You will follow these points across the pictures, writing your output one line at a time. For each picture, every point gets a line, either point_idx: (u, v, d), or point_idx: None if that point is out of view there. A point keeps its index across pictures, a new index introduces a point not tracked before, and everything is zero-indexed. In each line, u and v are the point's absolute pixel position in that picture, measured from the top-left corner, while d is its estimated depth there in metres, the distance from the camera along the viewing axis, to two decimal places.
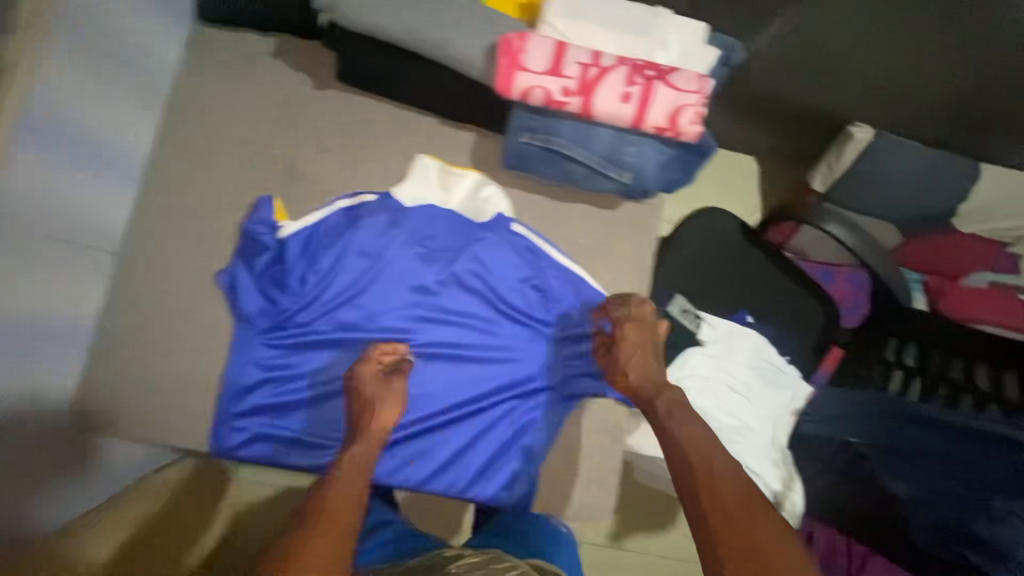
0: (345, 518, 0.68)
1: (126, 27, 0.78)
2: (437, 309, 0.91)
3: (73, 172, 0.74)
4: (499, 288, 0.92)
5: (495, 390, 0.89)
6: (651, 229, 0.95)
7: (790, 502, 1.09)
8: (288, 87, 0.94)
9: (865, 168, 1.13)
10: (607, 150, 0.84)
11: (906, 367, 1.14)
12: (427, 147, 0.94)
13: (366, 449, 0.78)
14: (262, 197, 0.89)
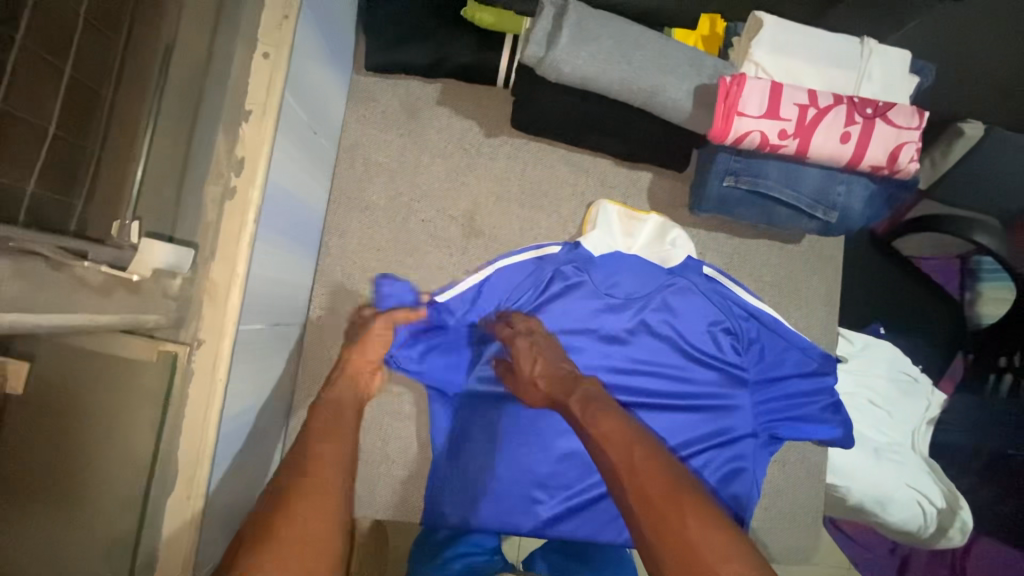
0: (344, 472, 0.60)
1: (314, 93, 0.73)
2: (629, 359, 0.86)
3: (278, 251, 0.70)
4: (690, 335, 0.86)
5: (695, 440, 0.84)
6: (834, 261, 0.93)
7: (958, 518, 1.08)
8: (457, 135, 0.89)
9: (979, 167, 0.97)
10: (815, 191, 0.81)
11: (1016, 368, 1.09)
12: (604, 191, 0.90)
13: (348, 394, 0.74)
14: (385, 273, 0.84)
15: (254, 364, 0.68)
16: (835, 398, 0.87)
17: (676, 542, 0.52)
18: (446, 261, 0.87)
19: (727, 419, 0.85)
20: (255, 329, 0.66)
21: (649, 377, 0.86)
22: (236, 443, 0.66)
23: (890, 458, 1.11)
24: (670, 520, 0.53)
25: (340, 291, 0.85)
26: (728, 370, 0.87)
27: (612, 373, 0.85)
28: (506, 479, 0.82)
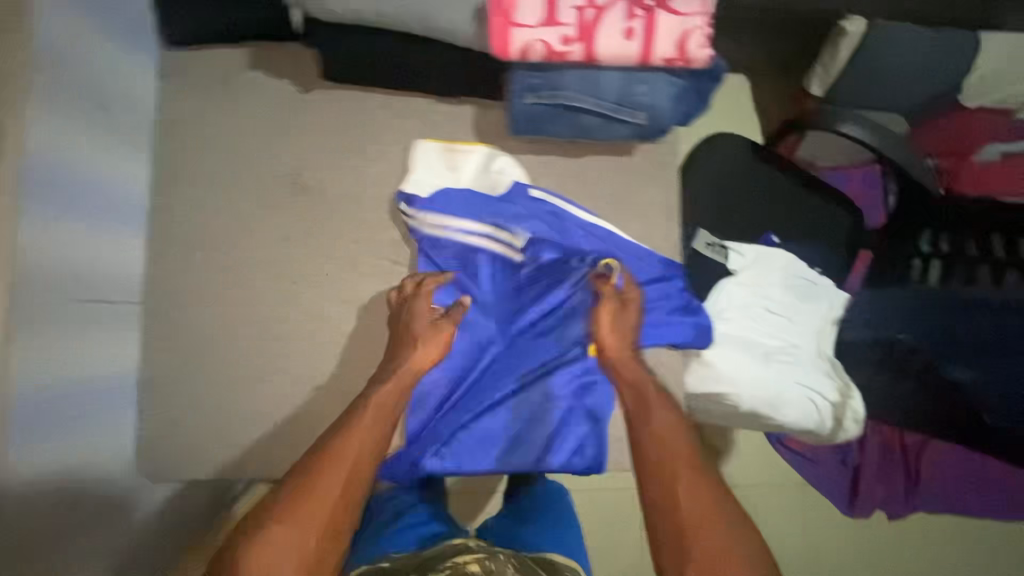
0: (365, 469, 0.63)
1: (93, 69, 0.73)
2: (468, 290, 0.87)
3: (76, 229, 0.71)
4: (523, 258, 0.88)
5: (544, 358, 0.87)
6: (672, 167, 0.92)
7: (851, 410, 1.11)
8: (272, 95, 0.89)
9: (873, 54, 1.09)
10: (617, 94, 0.81)
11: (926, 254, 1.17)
12: (428, 129, 0.90)
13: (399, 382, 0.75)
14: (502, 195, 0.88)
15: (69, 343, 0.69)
16: (683, 302, 0.89)
17: (710, 553, 0.56)
18: (278, 221, 0.88)
19: (574, 334, 0.87)
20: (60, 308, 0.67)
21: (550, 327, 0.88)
22: (54, 420, 0.67)
23: (779, 360, 1.12)
24: (693, 528, 0.59)
25: (176, 266, 0.86)
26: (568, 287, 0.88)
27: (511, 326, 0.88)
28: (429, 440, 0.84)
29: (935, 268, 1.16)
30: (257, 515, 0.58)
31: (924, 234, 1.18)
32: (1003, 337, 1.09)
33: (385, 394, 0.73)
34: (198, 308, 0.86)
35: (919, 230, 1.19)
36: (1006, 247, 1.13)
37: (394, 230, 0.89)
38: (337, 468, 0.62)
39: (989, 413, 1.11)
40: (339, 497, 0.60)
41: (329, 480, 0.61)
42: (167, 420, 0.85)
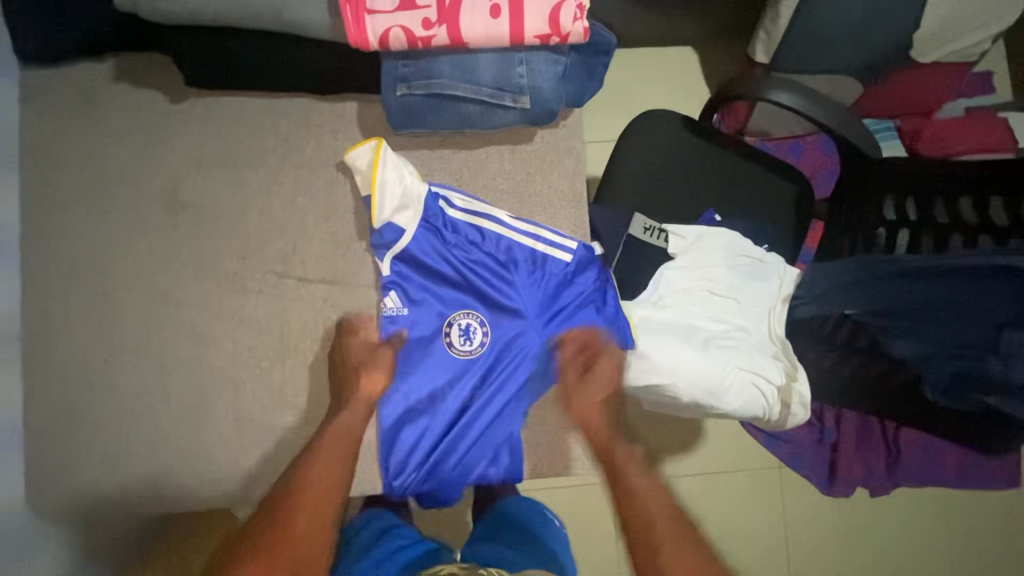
0: (333, 499, 0.69)
1: None
2: (397, 302, 0.83)
3: None
4: (447, 260, 0.83)
5: (472, 367, 0.84)
6: (574, 151, 0.87)
7: (797, 393, 1.05)
8: (142, 108, 0.84)
9: (814, 11, 1.17)
10: (495, 78, 0.74)
11: (893, 222, 1.02)
12: (309, 132, 0.84)
13: (354, 415, 0.77)
14: (428, 197, 0.81)
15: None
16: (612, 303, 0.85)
17: None
18: (157, 242, 0.83)
19: (505, 340, 0.84)
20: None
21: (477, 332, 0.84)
22: None
23: (719, 345, 1.06)
24: None
25: (52, 297, 0.82)
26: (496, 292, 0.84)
27: (542, 320, 0.85)
28: (415, 456, 0.82)
29: (900, 235, 1.01)
30: (254, 530, 0.66)
31: (886, 199, 1.03)
32: (961, 302, 0.86)
33: (347, 421, 0.77)
34: (77, 341, 0.81)
35: (876, 196, 1.03)
36: (975, 210, 0.95)
37: (280, 241, 0.84)
38: (303, 498, 0.68)
39: (929, 385, 0.88)
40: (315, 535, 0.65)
41: (298, 508, 0.67)
42: (54, 462, 0.80)
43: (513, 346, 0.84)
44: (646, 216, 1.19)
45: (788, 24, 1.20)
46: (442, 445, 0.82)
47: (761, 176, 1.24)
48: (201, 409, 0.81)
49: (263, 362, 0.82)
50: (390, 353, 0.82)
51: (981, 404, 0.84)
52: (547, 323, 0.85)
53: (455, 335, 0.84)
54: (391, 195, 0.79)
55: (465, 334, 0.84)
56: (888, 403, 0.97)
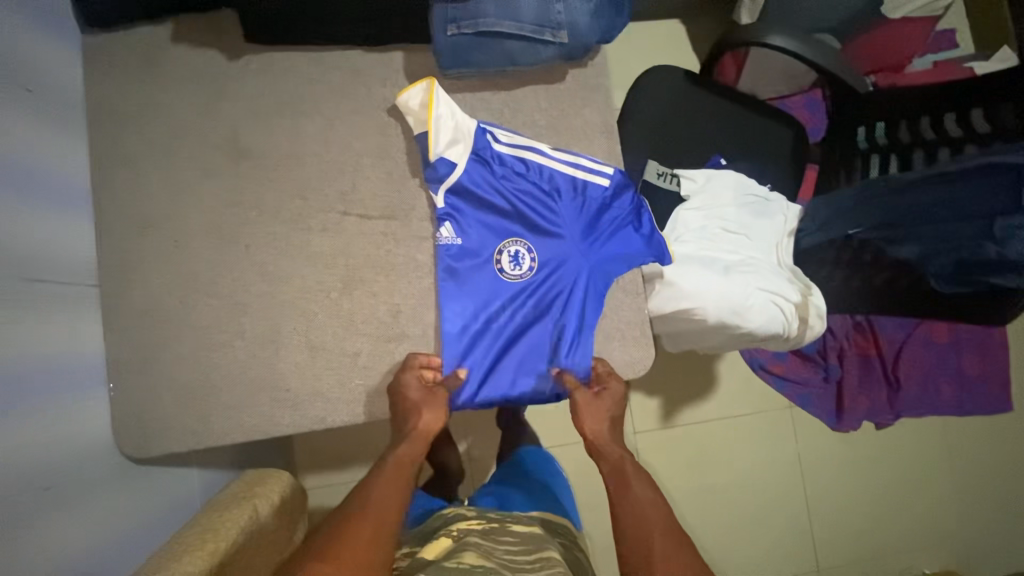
0: (388, 521, 0.69)
1: (21, 52, 0.74)
2: (451, 232, 0.89)
3: (25, 208, 0.72)
4: (495, 192, 0.90)
5: (522, 290, 0.90)
6: (601, 88, 0.95)
7: (814, 306, 1.14)
8: (201, 65, 0.89)
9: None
10: (536, 14, 0.82)
11: (881, 146, 1.14)
12: (360, 80, 0.91)
13: (414, 447, 0.80)
14: (476, 131, 0.88)
15: (29, 318, 0.69)
16: (648, 224, 0.91)
17: None
18: (221, 189, 0.88)
19: (552, 264, 0.90)
20: (16, 282, 0.67)
21: (524, 258, 0.90)
22: (29, 396, 0.68)
23: (740, 271, 1.16)
24: None
25: (126, 246, 0.86)
26: (541, 219, 0.90)
27: (584, 242, 0.90)
28: (476, 377, 0.87)
29: (890, 160, 1.12)
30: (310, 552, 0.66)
31: (876, 124, 1.14)
32: (955, 201, 0.95)
33: (402, 456, 0.79)
34: (153, 285, 0.86)
35: (856, 128, 1.17)
36: (959, 124, 1.03)
37: (338, 183, 0.89)
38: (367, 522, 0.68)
39: (934, 277, 1.00)
40: (374, 537, 0.67)
41: (355, 536, 0.66)
42: (138, 399, 0.84)
43: (558, 269, 0.90)
44: (658, 163, 1.28)
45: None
46: (495, 359, 0.88)
47: (759, 121, 1.34)
48: (275, 341, 0.86)
49: (331, 295, 0.88)
50: (445, 394, 0.84)
51: (985, 284, 0.95)
52: (590, 246, 0.90)
53: (505, 261, 0.90)
54: (446, 130, 0.86)
55: (514, 259, 0.90)
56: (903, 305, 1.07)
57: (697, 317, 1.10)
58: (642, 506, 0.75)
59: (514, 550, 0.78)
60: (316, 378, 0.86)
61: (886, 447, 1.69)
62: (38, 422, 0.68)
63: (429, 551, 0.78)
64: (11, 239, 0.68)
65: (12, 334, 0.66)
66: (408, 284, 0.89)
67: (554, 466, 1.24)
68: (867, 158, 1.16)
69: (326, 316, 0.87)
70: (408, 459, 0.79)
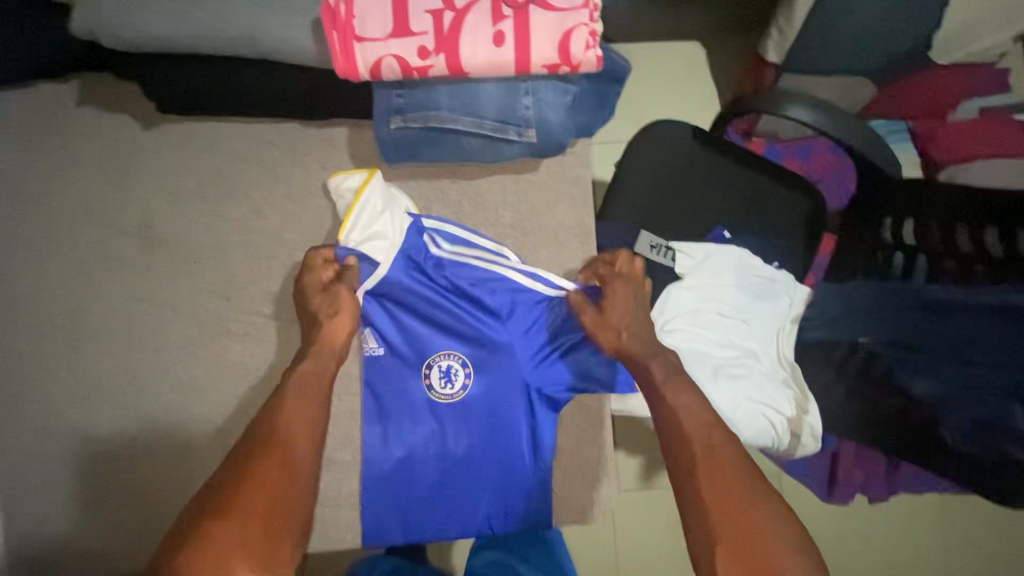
0: (302, 455, 0.60)
1: None
2: (376, 338, 0.78)
3: None
4: (429, 297, 0.78)
5: (451, 412, 0.78)
6: (581, 181, 0.81)
7: (807, 425, 1.01)
8: (110, 135, 0.77)
9: (826, 16, 1.13)
10: (498, 109, 0.68)
11: (908, 246, 0.98)
12: (295, 160, 0.78)
13: (321, 360, 0.70)
14: (414, 226, 0.76)
15: None
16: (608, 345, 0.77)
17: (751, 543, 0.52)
18: (131, 282, 0.77)
19: (489, 384, 0.78)
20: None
21: (456, 375, 0.78)
22: None
23: (728, 375, 1.03)
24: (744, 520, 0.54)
25: (21, 343, 0.76)
26: (484, 331, 0.78)
27: (528, 362, 0.78)
28: (403, 511, 0.78)
29: (916, 263, 0.96)
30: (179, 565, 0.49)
31: (906, 219, 0.98)
32: (1003, 347, 0.83)
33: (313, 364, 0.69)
34: (50, 390, 0.76)
35: (882, 219, 1.03)
36: (1002, 243, 0.84)
37: (265, 280, 0.78)
38: (281, 451, 0.58)
39: (948, 430, 0.84)
40: (287, 468, 0.58)
41: (266, 482, 0.55)
42: (30, 517, 0.75)
43: (495, 393, 0.78)
44: (651, 233, 1.14)
45: (803, 23, 1.16)
46: (423, 492, 0.78)
47: (772, 188, 1.18)
48: (185, 461, 0.76)
49: (251, 411, 0.77)
50: (347, 291, 0.74)
51: (1000, 455, 0.78)
52: (535, 368, 0.78)
53: (435, 378, 0.78)
54: (368, 214, 0.73)
55: (446, 376, 0.78)
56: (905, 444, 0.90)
57: None
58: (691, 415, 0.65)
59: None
60: None
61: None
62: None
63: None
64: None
65: None
66: None
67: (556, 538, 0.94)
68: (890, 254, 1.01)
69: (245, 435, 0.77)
70: (318, 372, 0.68)
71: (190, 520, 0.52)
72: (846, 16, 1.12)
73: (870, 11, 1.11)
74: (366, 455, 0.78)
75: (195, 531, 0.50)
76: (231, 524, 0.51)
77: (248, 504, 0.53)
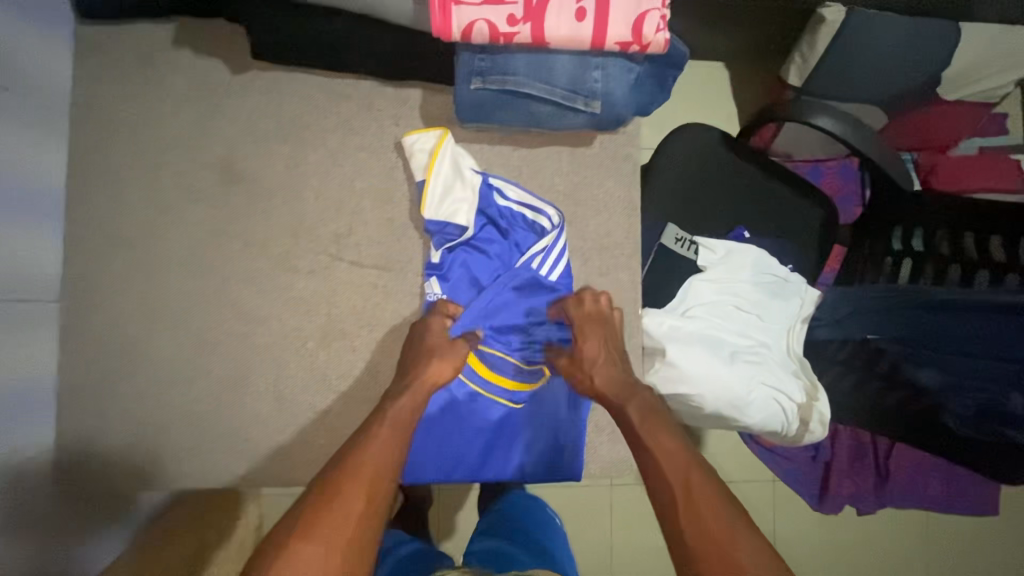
0: (385, 475, 0.67)
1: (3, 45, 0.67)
2: (440, 283, 0.82)
3: None
4: (490, 252, 0.84)
5: (499, 364, 0.83)
6: (631, 159, 0.87)
7: (816, 411, 1.08)
8: (199, 75, 0.81)
9: (850, 43, 1.21)
10: (570, 80, 0.75)
11: (915, 252, 1.06)
12: (371, 115, 0.84)
13: (416, 398, 0.74)
14: (482, 185, 0.82)
15: None
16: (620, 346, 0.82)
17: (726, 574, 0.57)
18: (207, 214, 0.81)
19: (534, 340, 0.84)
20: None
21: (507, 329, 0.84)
22: None
23: (745, 360, 1.09)
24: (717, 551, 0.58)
25: (95, 261, 0.79)
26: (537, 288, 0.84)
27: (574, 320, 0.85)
28: (441, 452, 0.82)
29: (923, 267, 1.04)
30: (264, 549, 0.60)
31: (914, 230, 1.06)
32: (985, 336, 0.93)
33: (402, 408, 0.73)
34: (118, 309, 0.79)
35: (890, 228, 1.09)
36: (1005, 249, 0.97)
37: (334, 223, 0.83)
38: (360, 479, 0.65)
39: (951, 415, 0.94)
40: (365, 499, 0.64)
41: (350, 492, 0.64)
42: (87, 429, 0.78)
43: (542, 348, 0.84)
44: (677, 227, 1.21)
45: (825, 52, 1.23)
46: (465, 433, 0.82)
47: (791, 197, 1.26)
48: (241, 387, 0.80)
49: (308, 345, 0.81)
50: (464, 349, 0.79)
51: (996, 435, 0.91)
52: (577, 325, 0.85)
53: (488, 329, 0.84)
54: (442, 182, 0.80)
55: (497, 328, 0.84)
56: (922, 433, 0.98)
57: (683, 412, 1.07)
58: (669, 450, 0.68)
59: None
60: (281, 429, 0.80)
61: (871, 538, 1.60)
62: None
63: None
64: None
65: None
66: (391, 342, 0.83)
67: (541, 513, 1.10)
68: (897, 261, 1.08)
69: (302, 366, 0.81)
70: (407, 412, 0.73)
71: (287, 525, 0.61)
72: (870, 46, 1.21)
73: (892, 42, 1.20)
74: None
75: (283, 538, 0.59)
76: (310, 542, 0.59)
77: (334, 518, 0.61)
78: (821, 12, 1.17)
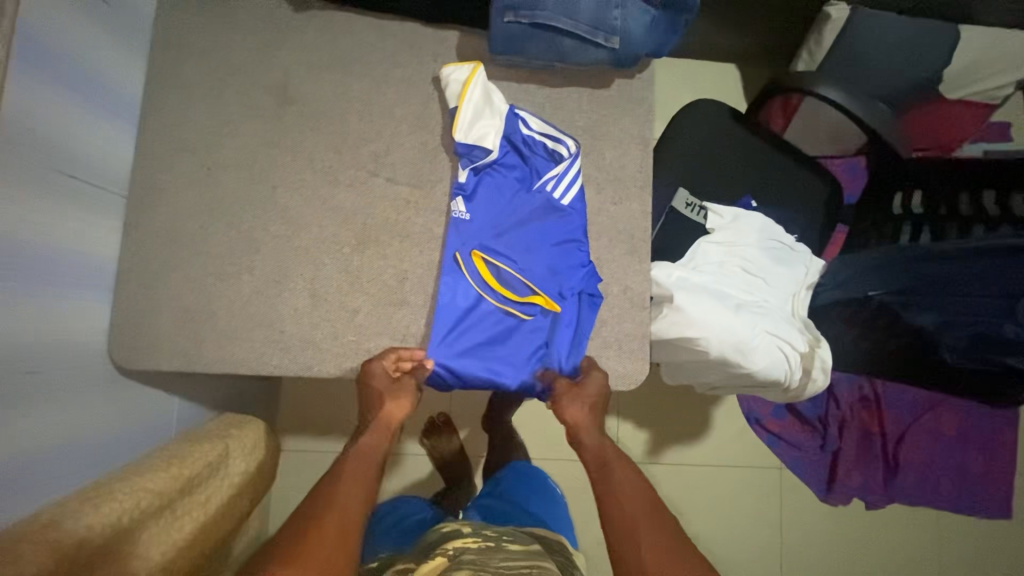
0: (354, 506, 0.73)
1: None
2: (466, 200, 0.90)
3: (79, 111, 0.76)
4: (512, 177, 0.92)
5: (515, 282, 0.89)
6: (645, 101, 0.95)
7: (818, 359, 1.14)
8: (265, 11, 0.92)
9: (855, 38, 1.27)
10: (592, 16, 0.85)
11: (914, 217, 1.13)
12: (413, 52, 0.94)
13: (377, 435, 0.85)
14: (509, 111, 0.90)
15: (60, 216, 0.73)
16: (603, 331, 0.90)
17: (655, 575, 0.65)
18: (262, 129, 0.90)
19: (549, 260, 0.90)
20: (37, 170, 0.68)
21: (524, 248, 0.90)
22: (42, 283, 0.70)
23: (751, 312, 1.13)
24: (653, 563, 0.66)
25: (159, 165, 0.89)
26: (554, 212, 0.91)
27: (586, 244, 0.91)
28: (460, 359, 0.86)
29: (922, 230, 1.11)
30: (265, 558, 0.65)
31: (914, 193, 1.13)
32: (976, 277, 0.99)
33: (369, 445, 0.84)
34: (176, 207, 0.88)
35: (895, 193, 1.16)
36: (997, 203, 1.05)
37: (374, 143, 0.92)
38: (339, 505, 0.72)
39: (949, 351, 1.02)
40: (339, 530, 0.69)
41: (326, 515, 0.71)
42: (140, 314, 0.86)
43: (555, 270, 0.90)
44: (688, 193, 1.27)
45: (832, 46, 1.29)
46: (482, 343, 0.88)
47: (799, 172, 1.33)
48: (281, 284, 0.88)
49: (345, 250, 0.89)
50: (410, 383, 0.87)
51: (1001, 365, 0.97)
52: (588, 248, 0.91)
53: (506, 248, 0.90)
54: (474, 110, 0.88)
55: (515, 247, 0.90)
56: (922, 367, 1.07)
57: (689, 358, 1.12)
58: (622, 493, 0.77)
59: (511, 559, 0.77)
60: (314, 323, 0.87)
61: (897, 541, 1.51)
62: (26, 308, 0.68)
63: (424, 567, 0.75)
64: (47, 127, 0.69)
65: (51, 219, 0.71)
66: (420, 253, 0.90)
67: (539, 478, 1.22)
68: (900, 225, 1.15)
69: (337, 268, 0.88)
70: (372, 447, 0.83)
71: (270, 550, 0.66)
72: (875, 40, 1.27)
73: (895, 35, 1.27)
74: (442, 305, 0.87)
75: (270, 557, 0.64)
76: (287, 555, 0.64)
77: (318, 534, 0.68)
78: (827, 9, 1.24)
